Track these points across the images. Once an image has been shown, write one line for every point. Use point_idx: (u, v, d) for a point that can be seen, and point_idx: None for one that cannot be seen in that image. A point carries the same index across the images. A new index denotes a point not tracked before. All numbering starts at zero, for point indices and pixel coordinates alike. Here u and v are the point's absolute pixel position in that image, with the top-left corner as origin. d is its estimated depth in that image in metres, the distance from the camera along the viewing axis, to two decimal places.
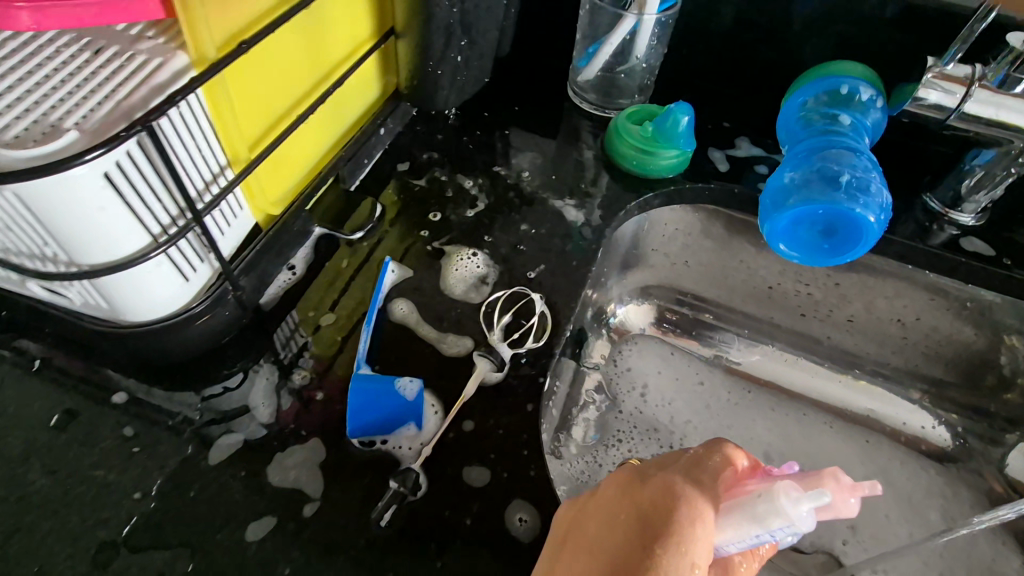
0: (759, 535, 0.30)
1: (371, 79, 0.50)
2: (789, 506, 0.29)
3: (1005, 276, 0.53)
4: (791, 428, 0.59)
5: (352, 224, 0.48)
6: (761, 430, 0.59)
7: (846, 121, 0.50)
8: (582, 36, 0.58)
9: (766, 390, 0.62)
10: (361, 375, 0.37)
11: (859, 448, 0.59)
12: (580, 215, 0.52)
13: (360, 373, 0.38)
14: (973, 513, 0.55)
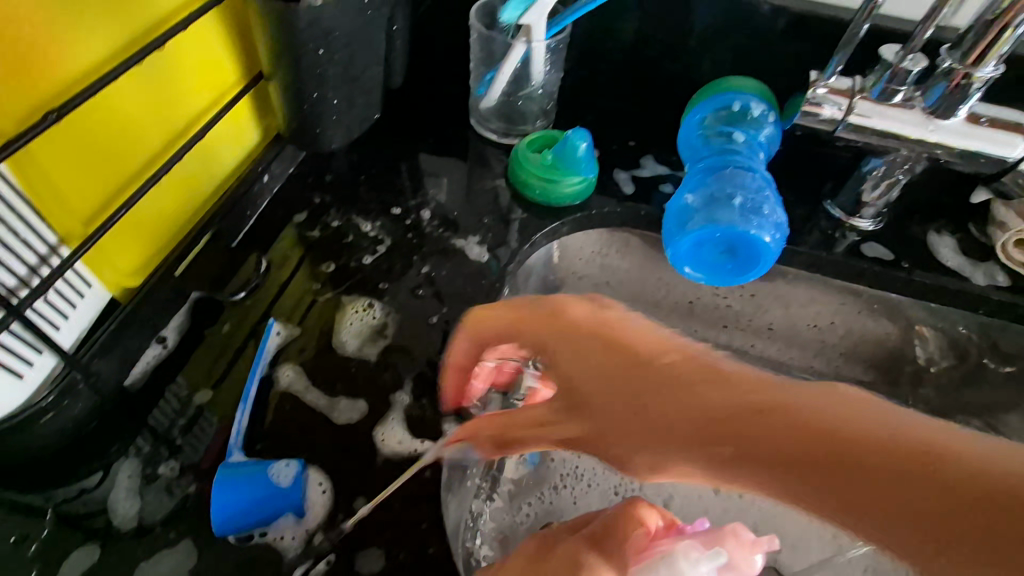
0: None
1: (245, 125, 0.47)
2: (691, 567, 0.31)
3: (906, 279, 0.53)
4: None
5: (233, 286, 0.45)
6: None
7: (740, 139, 0.51)
8: (477, 66, 0.56)
9: None
10: (228, 467, 0.34)
11: None
12: (484, 252, 0.50)
13: (228, 464, 0.34)
14: None
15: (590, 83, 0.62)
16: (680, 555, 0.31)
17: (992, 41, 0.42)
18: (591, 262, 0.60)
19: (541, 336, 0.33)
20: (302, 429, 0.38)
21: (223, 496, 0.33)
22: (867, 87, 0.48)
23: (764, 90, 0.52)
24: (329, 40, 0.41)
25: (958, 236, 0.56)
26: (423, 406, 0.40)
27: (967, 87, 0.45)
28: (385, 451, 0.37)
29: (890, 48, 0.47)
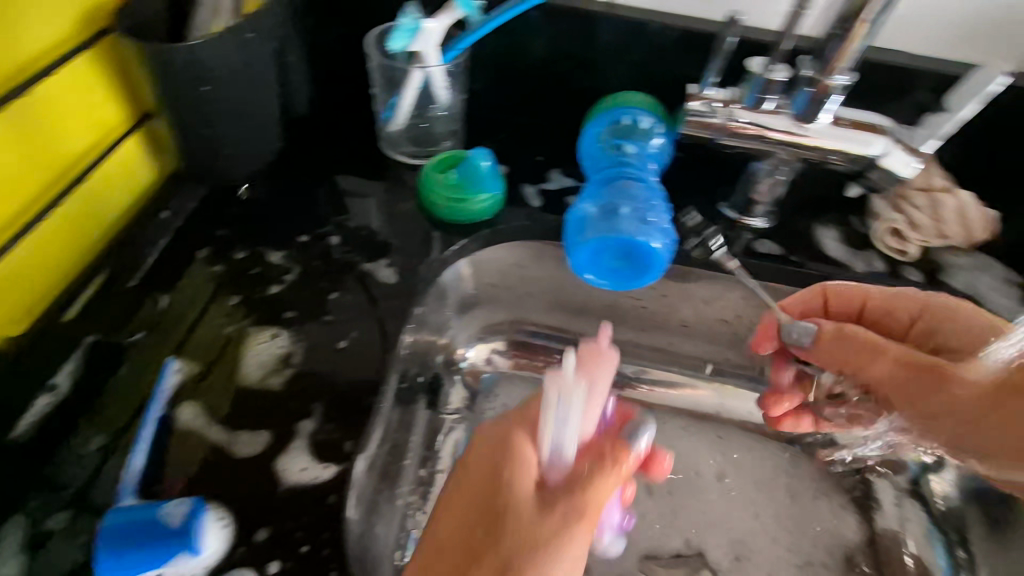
0: (565, 414, 0.39)
1: (135, 165, 0.49)
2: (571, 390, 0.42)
3: (795, 270, 0.57)
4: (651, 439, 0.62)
5: (131, 326, 0.44)
6: None
7: (631, 151, 0.54)
8: (379, 91, 0.57)
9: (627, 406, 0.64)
10: (115, 519, 0.33)
11: (709, 443, 0.62)
12: (392, 274, 0.50)
13: (114, 516, 0.33)
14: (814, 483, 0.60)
15: (500, 99, 0.64)
16: (562, 372, 0.39)
17: (843, 50, 0.46)
18: (510, 274, 0.63)
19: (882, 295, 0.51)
20: (202, 466, 0.38)
21: (112, 542, 0.32)
22: (741, 96, 0.51)
23: (652, 104, 0.56)
24: (212, 78, 0.42)
25: (840, 228, 0.61)
26: (326, 432, 0.40)
27: (828, 95, 0.48)
28: (287, 481, 0.38)
29: (755, 60, 0.50)
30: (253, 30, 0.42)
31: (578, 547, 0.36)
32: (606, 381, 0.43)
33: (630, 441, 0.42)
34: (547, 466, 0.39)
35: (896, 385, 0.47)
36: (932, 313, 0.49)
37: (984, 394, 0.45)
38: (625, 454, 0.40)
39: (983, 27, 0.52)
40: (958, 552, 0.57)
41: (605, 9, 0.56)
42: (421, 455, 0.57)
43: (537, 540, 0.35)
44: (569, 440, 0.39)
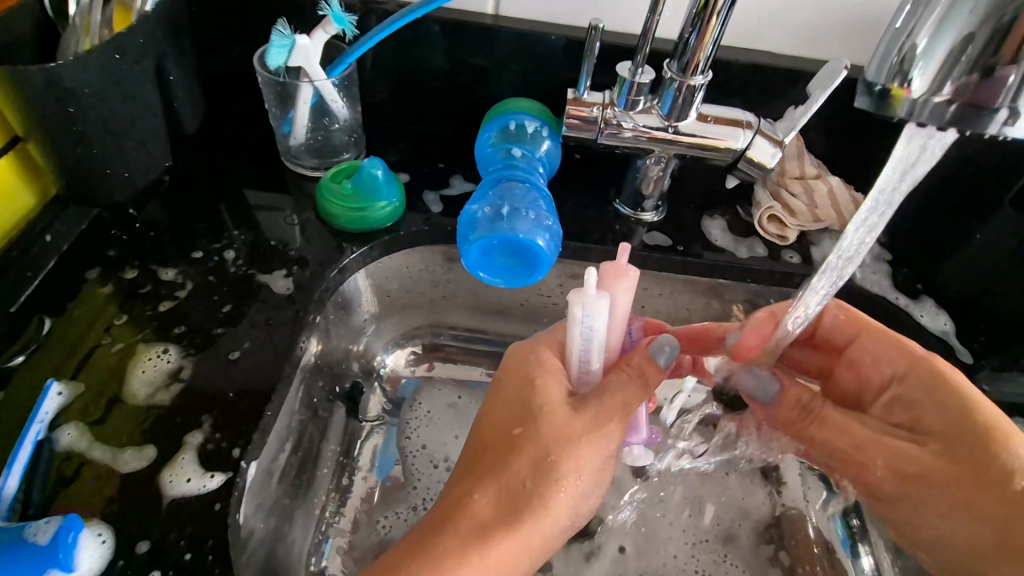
0: (583, 328, 0.42)
1: (13, 188, 0.49)
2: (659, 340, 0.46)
3: (687, 260, 0.60)
4: None
5: (11, 350, 0.45)
6: None
7: (518, 153, 0.57)
8: (272, 107, 0.57)
9: None
10: None
11: None
12: (290, 284, 0.52)
13: None
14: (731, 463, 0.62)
15: (403, 110, 0.66)
16: (586, 288, 0.41)
17: (697, 49, 0.48)
18: (421, 280, 0.64)
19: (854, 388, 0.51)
20: (83, 482, 0.39)
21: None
22: (614, 100, 0.54)
23: (538, 108, 0.59)
24: (78, 98, 0.44)
25: (726, 218, 0.65)
26: (214, 440, 0.42)
27: (691, 92, 0.51)
28: (172, 494, 0.39)
29: (624, 65, 0.53)
30: (119, 50, 0.46)
31: (610, 445, 0.44)
32: (628, 295, 0.44)
33: (657, 359, 0.45)
34: (580, 372, 0.46)
35: (833, 432, 0.47)
36: (925, 371, 0.47)
37: (933, 467, 0.45)
38: (654, 370, 0.45)
39: (832, 27, 0.57)
40: (853, 518, 0.60)
41: (492, 22, 0.59)
42: (337, 462, 0.57)
43: (572, 438, 0.42)
44: (598, 351, 0.44)
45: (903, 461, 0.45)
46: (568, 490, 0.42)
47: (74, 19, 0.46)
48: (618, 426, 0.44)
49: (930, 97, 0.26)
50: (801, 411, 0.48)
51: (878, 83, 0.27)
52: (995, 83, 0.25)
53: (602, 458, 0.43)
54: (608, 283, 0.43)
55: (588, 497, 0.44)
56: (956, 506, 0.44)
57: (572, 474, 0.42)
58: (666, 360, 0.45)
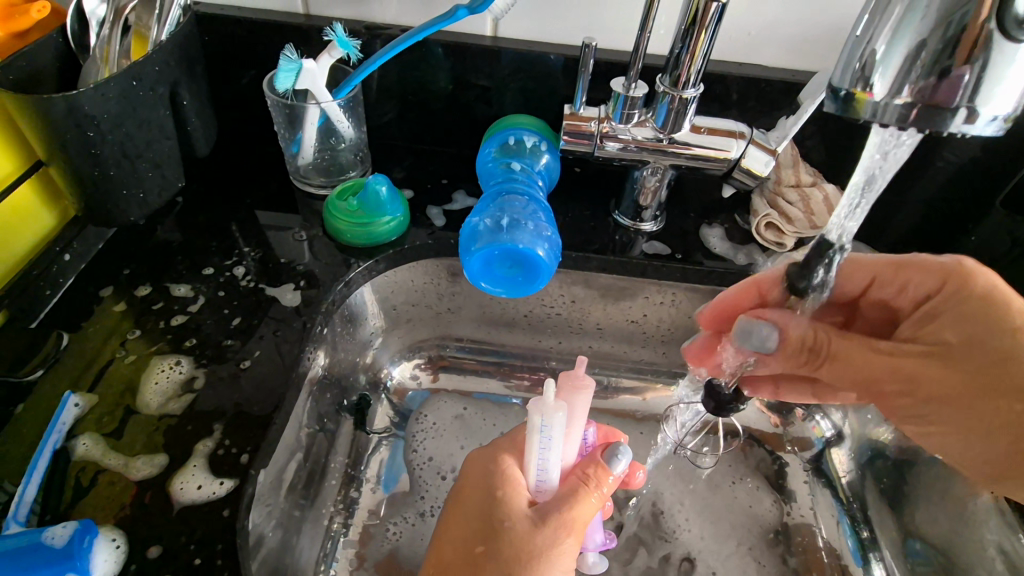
0: (541, 441, 0.43)
1: (34, 209, 0.51)
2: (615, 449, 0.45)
3: (685, 268, 0.61)
4: None
5: (31, 364, 0.47)
6: None
7: (518, 168, 0.59)
8: (281, 129, 0.59)
9: None
10: None
11: (631, 439, 0.65)
12: (298, 297, 0.54)
13: None
14: (737, 470, 0.63)
15: (408, 129, 0.69)
16: (547, 398, 0.42)
17: (689, 63, 0.50)
18: (427, 294, 0.65)
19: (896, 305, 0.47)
20: (97, 489, 0.41)
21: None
22: (609, 114, 0.56)
23: (537, 124, 0.60)
24: (97, 123, 0.47)
25: (725, 226, 0.66)
26: (223, 447, 0.43)
27: (684, 105, 0.53)
28: (183, 500, 0.40)
29: (618, 81, 0.55)
30: (136, 78, 0.48)
31: (566, 560, 0.41)
32: (584, 407, 0.45)
33: (610, 467, 0.45)
34: (536, 486, 0.46)
35: (851, 369, 0.43)
36: (956, 283, 0.43)
37: (945, 383, 0.41)
38: (608, 480, 0.45)
39: (822, 40, 0.59)
40: (863, 530, 0.59)
41: (492, 43, 0.61)
42: (345, 474, 0.58)
43: (524, 552, 0.41)
44: (554, 465, 0.45)
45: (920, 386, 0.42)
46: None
47: (93, 50, 0.49)
48: (572, 539, 0.42)
49: (890, 100, 0.27)
50: (810, 353, 0.44)
51: (842, 88, 0.29)
52: (951, 84, 0.26)
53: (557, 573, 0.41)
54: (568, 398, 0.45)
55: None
56: (968, 421, 0.41)
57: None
58: (620, 466, 0.45)
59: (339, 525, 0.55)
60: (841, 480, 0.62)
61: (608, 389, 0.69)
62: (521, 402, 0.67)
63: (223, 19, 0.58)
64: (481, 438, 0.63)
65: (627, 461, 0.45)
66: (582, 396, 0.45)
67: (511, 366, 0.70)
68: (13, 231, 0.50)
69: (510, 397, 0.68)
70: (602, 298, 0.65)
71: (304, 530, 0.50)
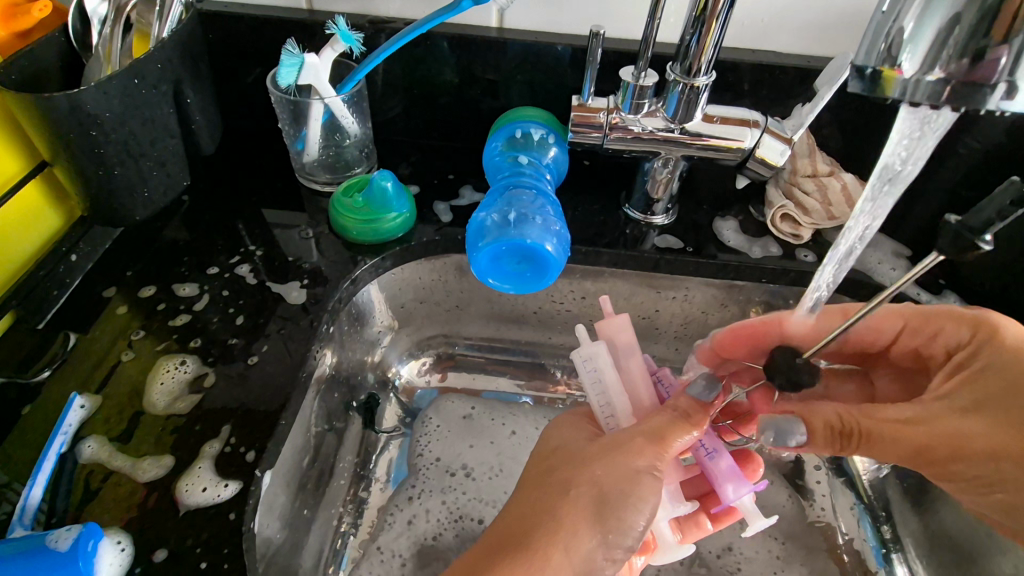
0: (591, 375, 0.48)
1: (39, 209, 0.51)
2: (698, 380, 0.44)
3: (695, 263, 0.60)
4: None
5: (38, 365, 0.47)
6: None
7: (525, 161, 0.57)
8: (286, 127, 0.59)
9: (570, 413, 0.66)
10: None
11: None
12: (304, 294, 0.53)
13: None
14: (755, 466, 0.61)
15: (413, 124, 0.68)
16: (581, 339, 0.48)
17: (699, 53, 0.48)
18: (435, 291, 0.64)
19: (921, 348, 0.47)
20: (103, 491, 0.41)
21: None
22: (619, 104, 0.54)
23: (544, 116, 0.59)
24: (99, 121, 0.46)
25: (739, 219, 0.64)
26: (230, 446, 0.43)
27: (695, 93, 0.51)
28: (188, 502, 0.40)
29: (627, 69, 0.53)
30: (138, 75, 0.48)
31: (642, 462, 0.41)
32: (627, 333, 0.49)
33: (701, 398, 0.44)
34: (606, 421, 0.47)
35: (887, 444, 0.41)
36: (988, 332, 0.43)
37: (1000, 442, 0.38)
38: (700, 410, 0.44)
39: (839, 24, 0.57)
40: (884, 530, 0.58)
41: (498, 34, 0.60)
42: (354, 473, 0.57)
43: (593, 456, 0.42)
44: (616, 395, 0.47)
45: (963, 448, 0.39)
46: (581, 499, 0.40)
47: (95, 49, 0.49)
48: (645, 441, 0.41)
49: (923, 76, 0.26)
50: (841, 437, 0.42)
51: (869, 66, 0.28)
52: (989, 63, 0.25)
53: (629, 471, 0.40)
54: (608, 333, 0.49)
55: (618, 513, 0.40)
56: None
57: (586, 483, 0.41)
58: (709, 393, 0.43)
59: (348, 526, 0.55)
60: (862, 478, 0.61)
61: None
62: (530, 401, 0.66)
63: (226, 15, 0.58)
64: (488, 434, 0.62)
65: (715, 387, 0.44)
66: (622, 324, 0.49)
67: (521, 364, 0.69)
68: (21, 230, 0.50)
69: (520, 395, 0.67)
70: (613, 293, 0.64)
71: (312, 531, 0.50)
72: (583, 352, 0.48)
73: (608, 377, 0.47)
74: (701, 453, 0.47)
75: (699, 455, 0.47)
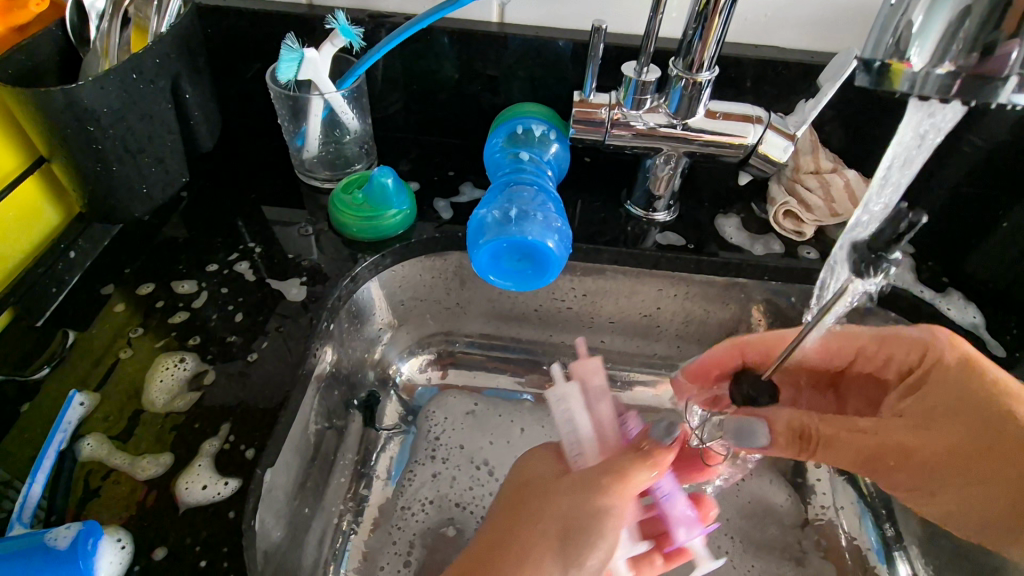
0: (564, 412, 0.45)
1: (36, 206, 0.51)
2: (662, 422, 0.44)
3: (696, 260, 0.59)
4: None
5: (37, 363, 0.47)
6: None
7: (526, 158, 0.57)
8: (285, 123, 0.58)
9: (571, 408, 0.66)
10: None
11: None
12: (304, 291, 0.53)
13: None
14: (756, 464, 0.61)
15: (413, 120, 0.67)
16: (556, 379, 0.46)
17: (702, 48, 0.48)
18: (435, 288, 0.64)
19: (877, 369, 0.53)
20: (102, 489, 0.40)
21: None
22: (621, 100, 0.54)
23: (545, 112, 0.59)
24: (97, 117, 0.46)
25: (741, 216, 0.64)
26: (229, 443, 0.43)
27: (698, 89, 0.51)
28: (187, 501, 0.40)
29: (629, 65, 0.53)
30: (136, 71, 0.47)
31: (606, 501, 0.41)
32: (600, 376, 0.46)
33: (661, 439, 0.43)
34: (574, 457, 0.44)
35: (844, 451, 0.46)
36: (933, 356, 0.48)
37: (949, 447, 0.45)
38: (661, 451, 0.43)
39: (842, 19, 0.56)
40: (887, 528, 0.57)
41: (499, 29, 0.59)
42: (355, 471, 0.57)
43: (559, 491, 0.42)
44: (587, 433, 0.44)
45: (912, 455, 0.46)
46: (547, 530, 0.41)
47: (93, 43, 0.48)
48: (610, 479, 0.41)
49: (932, 70, 0.25)
50: (801, 441, 0.46)
51: (876, 59, 0.27)
52: (999, 57, 0.24)
53: (592, 509, 0.41)
54: (580, 373, 0.46)
55: (578, 548, 0.40)
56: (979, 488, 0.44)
57: (552, 517, 0.41)
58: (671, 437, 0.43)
59: (348, 524, 0.54)
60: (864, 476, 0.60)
61: (619, 383, 0.68)
62: (531, 398, 0.66)
63: (225, 9, 0.57)
64: (502, 432, 0.62)
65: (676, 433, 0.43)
66: (595, 366, 0.46)
67: (522, 361, 0.69)
68: (20, 228, 0.50)
69: (521, 392, 0.67)
70: (614, 290, 0.63)
71: (312, 529, 0.50)
72: (555, 392, 0.46)
73: (577, 415, 0.45)
74: (657, 496, 0.46)
75: (656, 497, 0.46)
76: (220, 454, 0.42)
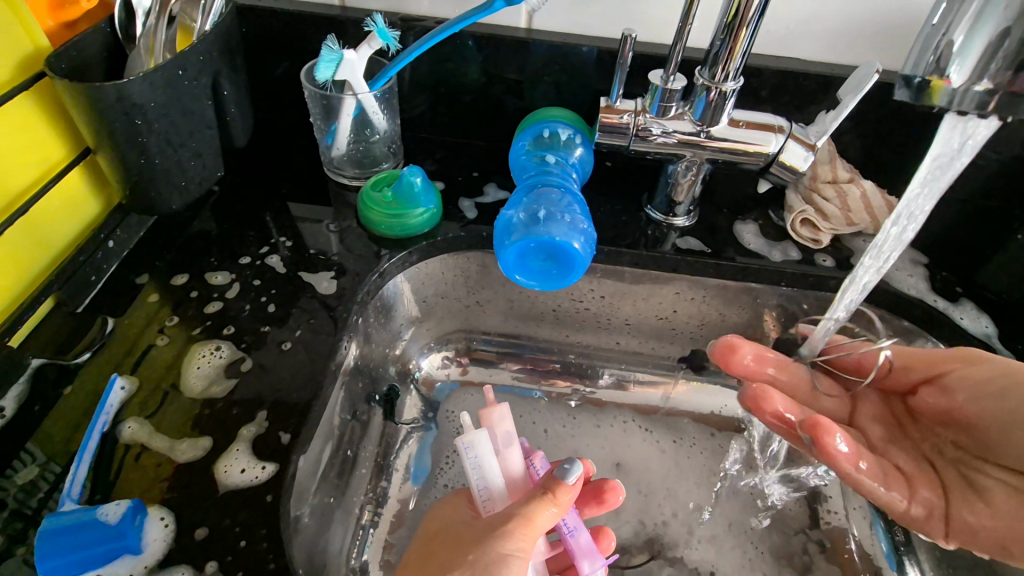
0: (471, 459, 0.47)
1: (80, 195, 0.52)
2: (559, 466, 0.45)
3: (714, 265, 0.61)
4: (604, 434, 0.64)
5: (78, 347, 0.48)
6: (591, 448, 0.63)
7: (552, 161, 0.59)
8: (317, 120, 0.60)
9: (586, 408, 0.67)
10: (48, 528, 0.36)
11: (666, 440, 0.64)
12: (334, 285, 0.55)
13: (47, 526, 0.36)
14: (768, 466, 0.62)
15: (438, 122, 0.69)
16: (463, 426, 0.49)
17: (728, 59, 0.49)
18: (456, 286, 0.65)
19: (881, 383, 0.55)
20: (143, 471, 0.42)
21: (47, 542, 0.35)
22: (646, 107, 0.55)
23: (570, 116, 0.60)
24: (144, 111, 0.47)
25: (758, 223, 0.65)
26: (265, 429, 0.44)
27: (723, 98, 0.52)
28: (226, 483, 0.41)
29: (655, 73, 0.54)
30: (181, 67, 0.49)
31: (509, 545, 0.41)
32: (506, 422, 0.49)
33: (564, 478, 0.44)
34: (482, 501, 0.47)
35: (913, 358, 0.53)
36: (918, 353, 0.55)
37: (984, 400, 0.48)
38: (563, 488, 0.44)
39: (863, 33, 0.58)
40: (897, 534, 0.58)
41: (526, 35, 0.61)
42: (376, 464, 0.58)
43: (470, 541, 0.43)
44: (492, 476, 0.47)
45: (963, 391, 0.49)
46: None
47: (138, 41, 0.50)
48: (512, 522, 0.42)
49: (971, 87, 0.29)
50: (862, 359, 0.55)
51: (917, 76, 0.31)
52: None
53: (496, 554, 0.41)
54: (490, 419, 0.50)
55: None
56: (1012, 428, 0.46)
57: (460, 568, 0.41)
58: (571, 477, 0.44)
59: (369, 516, 0.55)
60: None
61: (633, 384, 0.69)
62: (545, 396, 0.67)
63: (261, 10, 0.59)
64: (527, 432, 0.64)
65: (578, 471, 0.44)
66: (502, 412, 0.50)
67: (538, 360, 0.70)
68: (63, 216, 0.51)
69: (535, 389, 0.68)
70: (632, 292, 0.65)
71: (337, 518, 0.51)
72: (464, 438, 0.48)
73: (479, 462, 0.47)
74: (563, 531, 0.49)
75: (562, 532, 0.49)
76: (256, 438, 0.44)
